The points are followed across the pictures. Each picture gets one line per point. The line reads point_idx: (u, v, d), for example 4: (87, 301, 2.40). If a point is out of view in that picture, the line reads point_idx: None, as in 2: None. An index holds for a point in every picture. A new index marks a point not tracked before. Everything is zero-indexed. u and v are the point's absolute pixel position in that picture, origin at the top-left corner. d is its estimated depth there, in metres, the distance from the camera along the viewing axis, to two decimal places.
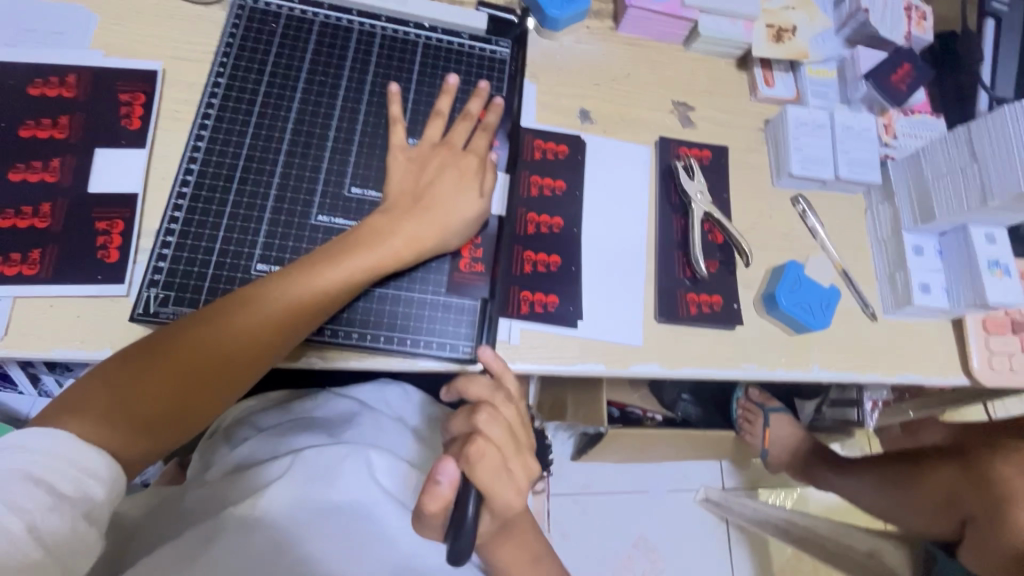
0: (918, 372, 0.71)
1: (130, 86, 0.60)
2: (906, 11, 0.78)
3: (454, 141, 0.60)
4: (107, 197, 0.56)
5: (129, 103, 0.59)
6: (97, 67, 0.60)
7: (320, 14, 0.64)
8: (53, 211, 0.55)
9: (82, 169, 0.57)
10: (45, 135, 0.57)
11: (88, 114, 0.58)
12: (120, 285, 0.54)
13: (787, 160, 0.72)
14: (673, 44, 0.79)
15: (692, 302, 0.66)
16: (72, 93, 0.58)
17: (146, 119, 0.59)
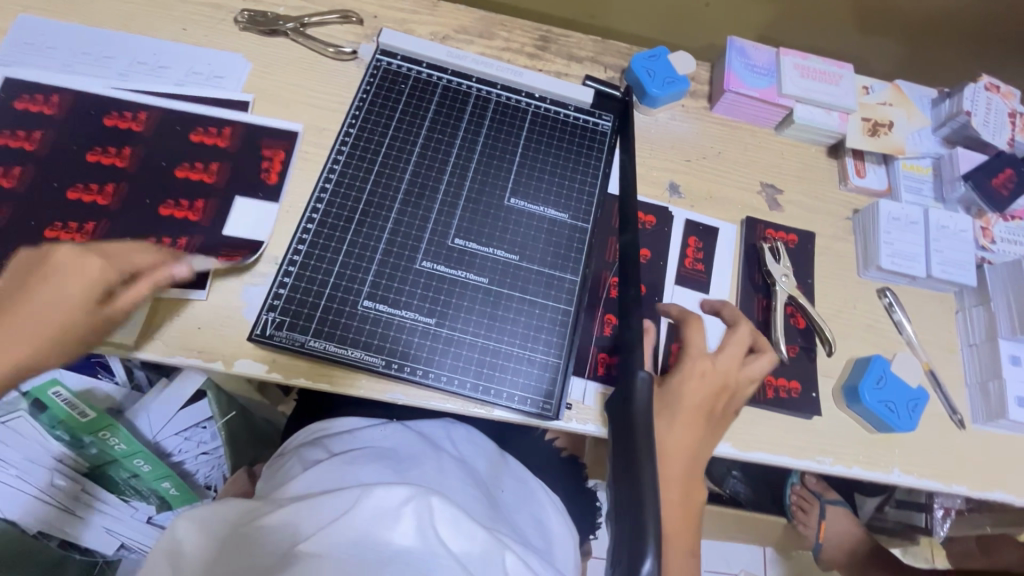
0: (1010, 491, 0.66)
1: (274, 143, 0.67)
2: (1011, 116, 0.78)
3: None
4: (236, 240, 0.62)
5: (270, 159, 0.66)
6: (249, 123, 0.67)
7: (444, 79, 0.71)
8: (188, 245, 0.60)
9: (220, 212, 0.62)
10: (194, 179, 0.63)
11: (234, 164, 0.65)
12: (239, 315, 0.59)
13: (877, 254, 0.72)
14: (765, 128, 0.81)
15: (770, 385, 0.66)
16: (228, 142, 0.65)
17: (282, 173, 0.66)
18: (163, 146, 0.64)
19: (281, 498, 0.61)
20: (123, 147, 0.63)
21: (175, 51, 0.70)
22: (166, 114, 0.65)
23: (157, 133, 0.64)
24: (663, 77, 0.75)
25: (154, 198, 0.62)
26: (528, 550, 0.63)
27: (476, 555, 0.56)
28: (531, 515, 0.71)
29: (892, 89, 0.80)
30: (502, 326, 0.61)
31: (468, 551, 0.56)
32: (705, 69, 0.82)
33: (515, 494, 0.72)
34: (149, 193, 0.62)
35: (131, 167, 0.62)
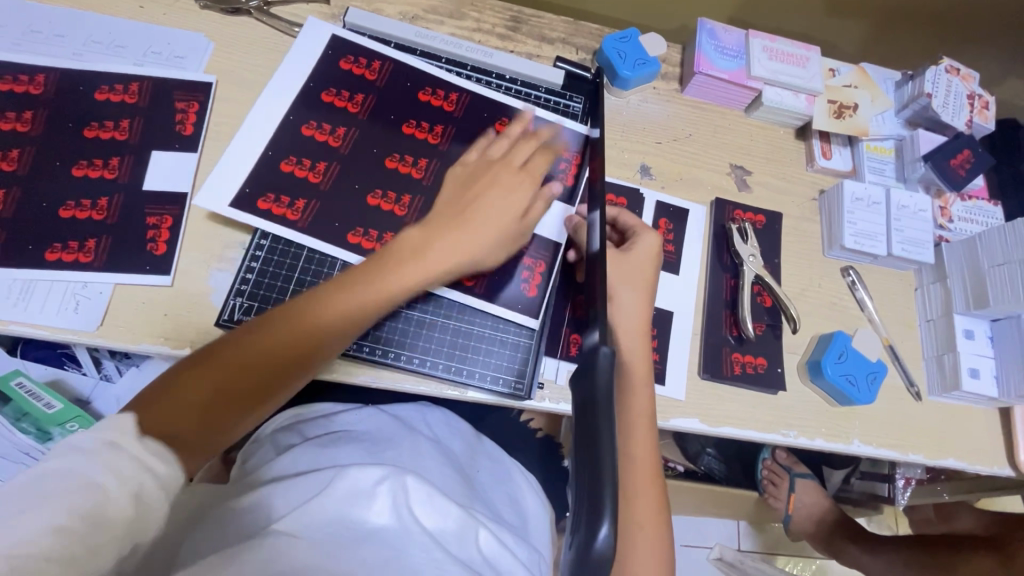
0: (962, 459, 0.70)
1: (185, 95, 0.66)
2: (970, 99, 0.80)
3: (513, 158, 0.64)
4: (160, 195, 0.62)
5: (184, 111, 0.65)
6: (156, 76, 0.66)
7: (413, 59, 0.71)
8: (109, 205, 0.60)
9: (138, 168, 0.62)
10: (352, 182, 0.63)
11: (146, 118, 0.64)
12: (166, 276, 0.59)
13: (840, 233, 0.74)
14: (735, 110, 0.82)
15: (737, 362, 0.68)
16: (195, 119, 0.65)
17: (197, 124, 0.65)
18: (159, 123, 0.64)
19: (254, 483, 0.61)
20: (120, 121, 0.63)
21: (132, 30, 0.68)
22: (276, 90, 0.65)
23: (61, 95, 0.63)
24: (634, 59, 0.75)
25: (343, 222, 0.62)
26: (503, 526, 0.65)
27: (452, 531, 0.57)
28: (507, 494, 0.72)
29: (857, 71, 0.81)
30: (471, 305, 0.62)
31: (443, 528, 0.56)
32: (676, 51, 0.82)
33: (492, 474, 0.73)
34: (341, 214, 0.62)
35: (133, 141, 0.63)
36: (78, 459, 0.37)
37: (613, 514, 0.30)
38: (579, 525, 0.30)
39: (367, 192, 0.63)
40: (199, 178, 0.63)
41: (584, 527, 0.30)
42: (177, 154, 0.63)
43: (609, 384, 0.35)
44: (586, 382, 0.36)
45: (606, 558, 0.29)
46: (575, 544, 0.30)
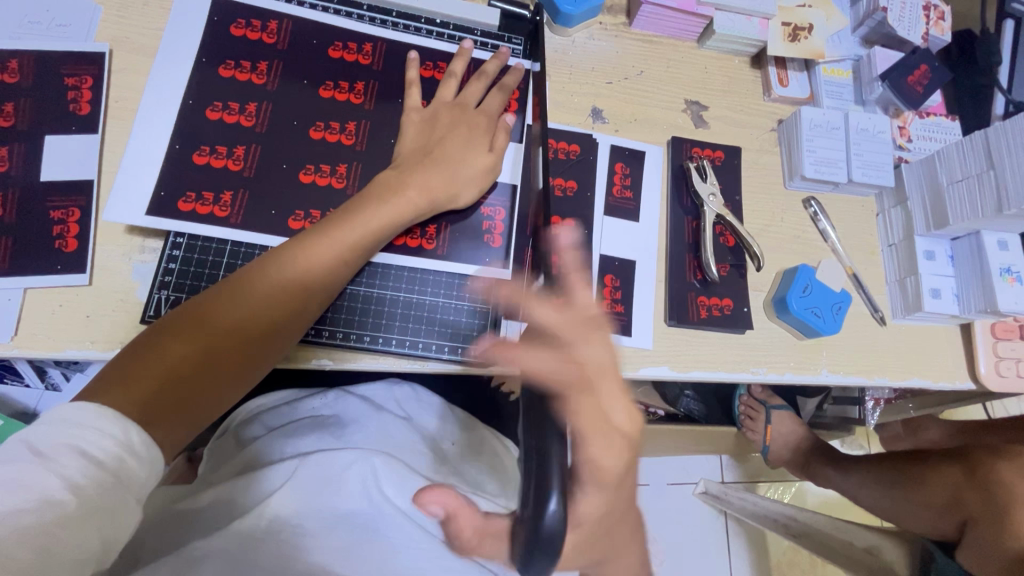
0: (926, 377, 0.71)
1: (76, 69, 0.58)
2: (926, 10, 0.76)
3: (467, 100, 0.63)
4: (62, 185, 0.56)
5: (76, 87, 0.58)
6: (38, 50, 0.58)
7: (330, 8, 0.64)
8: (5, 202, 0.54)
9: (31, 158, 0.55)
10: (282, 162, 0.58)
11: (33, 100, 0.57)
12: (82, 274, 0.54)
13: (800, 162, 0.71)
14: (687, 41, 0.77)
15: (703, 305, 0.66)
16: (91, 96, 0.58)
17: (95, 102, 0.58)
18: (51, 103, 0.57)
19: (219, 477, 0.58)
20: (2, 105, 0.56)
21: None
22: (179, 56, 0.59)
23: None
24: None
25: (281, 209, 0.57)
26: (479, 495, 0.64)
27: None
28: (487, 462, 0.71)
29: None
30: (428, 269, 0.59)
31: (418, 506, 0.55)
32: None
33: (468, 443, 0.72)
34: (275, 199, 0.57)
35: (21, 127, 0.56)
36: (34, 472, 0.35)
37: (561, 486, 0.29)
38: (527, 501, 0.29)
39: (296, 171, 0.58)
40: (106, 163, 0.57)
41: (531, 503, 0.29)
42: (76, 138, 0.57)
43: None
44: None
45: (557, 531, 0.28)
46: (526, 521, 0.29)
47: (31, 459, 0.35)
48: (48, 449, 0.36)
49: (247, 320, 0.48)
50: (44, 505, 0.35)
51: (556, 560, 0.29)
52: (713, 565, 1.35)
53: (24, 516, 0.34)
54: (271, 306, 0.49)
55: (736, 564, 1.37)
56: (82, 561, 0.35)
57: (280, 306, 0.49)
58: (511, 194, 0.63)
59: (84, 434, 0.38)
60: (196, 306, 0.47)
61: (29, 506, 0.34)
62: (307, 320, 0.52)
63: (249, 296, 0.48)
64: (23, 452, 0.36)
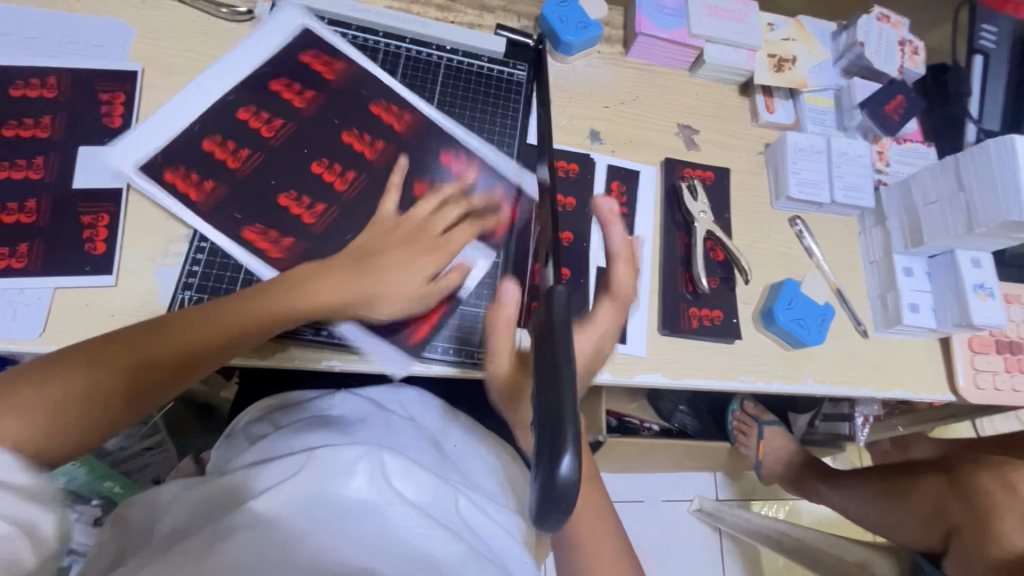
0: (908, 388, 0.74)
1: (110, 86, 0.62)
2: (900, 45, 0.82)
3: (466, 144, 0.66)
4: (93, 192, 0.59)
5: (110, 102, 0.62)
6: (76, 68, 0.62)
7: (349, 35, 0.70)
8: (39, 207, 0.57)
9: (66, 166, 0.59)
10: (299, 169, 0.62)
11: (69, 114, 0.61)
12: (109, 275, 0.57)
13: (786, 183, 0.76)
14: (680, 70, 0.82)
15: (694, 316, 0.70)
16: (123, 110, 0.62)
17: (126, 117, 0.62)
18: (85, 116, 0.61)
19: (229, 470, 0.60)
20: (40, 117, 0.60)
21: (44, 19, 0.64)
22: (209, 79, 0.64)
23: None
24: (576, 23, 0.74)
25: (295, 215, 0.61)
26: (481, 494, 0.65)
27: (432, 501, 0.57)
28: (486, 464, 0.72)
29: (793, 24, 0.82)
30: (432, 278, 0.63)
31: (423, 498, 0.57)
32: (617, 13, 0.82)
33: (468, 445, 0.74)
34: (290, 206, 0.61)
35: (57, 139, 0.60)
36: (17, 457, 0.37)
37: (575, 442, 0.30)
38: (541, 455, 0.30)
39: (312, 178, 0.62)
40: (134, 172, 0.61)
41: (544, 455, 0.30)
42: (108, 149, 0.61)
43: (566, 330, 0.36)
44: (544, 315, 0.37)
45: (571, 480, 0.29)
46: (538, 475, 0.30)
47: None
48: None
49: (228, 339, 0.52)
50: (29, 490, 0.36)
51: (568, 518, 0.30)
52: None
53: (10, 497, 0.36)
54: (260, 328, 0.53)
55: None
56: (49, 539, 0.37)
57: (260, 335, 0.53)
58: (514, 206, 0.67)
59: None
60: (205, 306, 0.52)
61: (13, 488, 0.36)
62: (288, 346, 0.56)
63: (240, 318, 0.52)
64: None
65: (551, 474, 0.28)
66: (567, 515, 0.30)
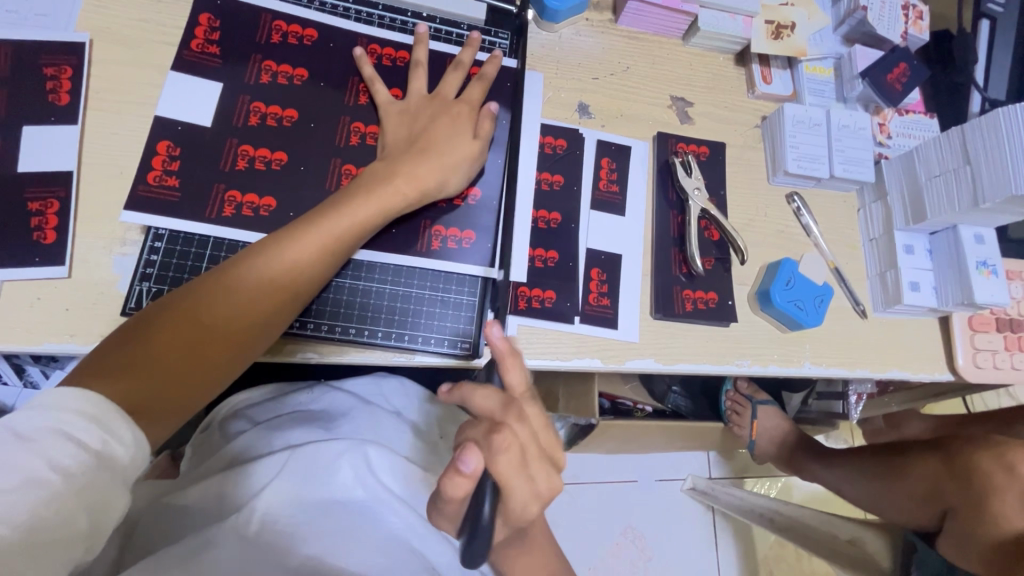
0: (906, 370, 0.72)
1: (55, 59, 0.57)
2: (904, 10, 0.78)
3: (447, 91, 0.62)
4: (40, 176, 0.55)
5: (55, 78, 0.57)
6: (17, 39, 0.57)
7: (316, 1, 0.64)
8: None
9: (9, 148, 0.55)
10: (260, 159, 0.58)
11: (10, 90, 0.56)
12: (60, 266, 0.53)
13: (783, 158, 0.73)
14: (672, 38, 0.78)
15: (688, 299, 0.67)
16: (70, 86, 0.57)
17: (75, 93, 0.57)
18: (28, 94, 0.56)
19: (206, 470, 0.58)
20: None
21: None
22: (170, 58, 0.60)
23: None
24: None
25: (267, 198, 0.57)
26: None
27: (419, 497, 0.56)
28: None
29: None
30: (413, 266, 0.59)
31: (411, 494, 0.55)
32: None
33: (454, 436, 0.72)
34: (265, 187, 0.58)
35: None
36: (19, 454, 0.35)
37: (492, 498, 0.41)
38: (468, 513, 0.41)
39: (274, 166, 0.58)
40: (87, 154, 0.56)
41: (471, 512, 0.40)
42: (56, 129, 0.56)
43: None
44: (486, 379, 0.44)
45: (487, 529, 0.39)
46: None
47: (14, 442, 0.35)
48: (29, 431, 0.36)
49: (234, 317, 0.47)
50: (32, 487, 0.35)
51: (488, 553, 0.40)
52: (702, 560, 1.36)
53: (10, 499, 0.34)
54: (263, 288, 0.49)
55: (724, 559, 1.38)
56: (66, 543, 0.35)
57: (263, 304, 0.49)
58: (500, 180, 0.64)
59: (71, 419, 0.37)
60: (200, 285, 0.48)
61: (13, 486, 0.34)
62: (300, 302, 0.51)
63: (234, 292, 0.48)
64: (3, 435, 0.35)
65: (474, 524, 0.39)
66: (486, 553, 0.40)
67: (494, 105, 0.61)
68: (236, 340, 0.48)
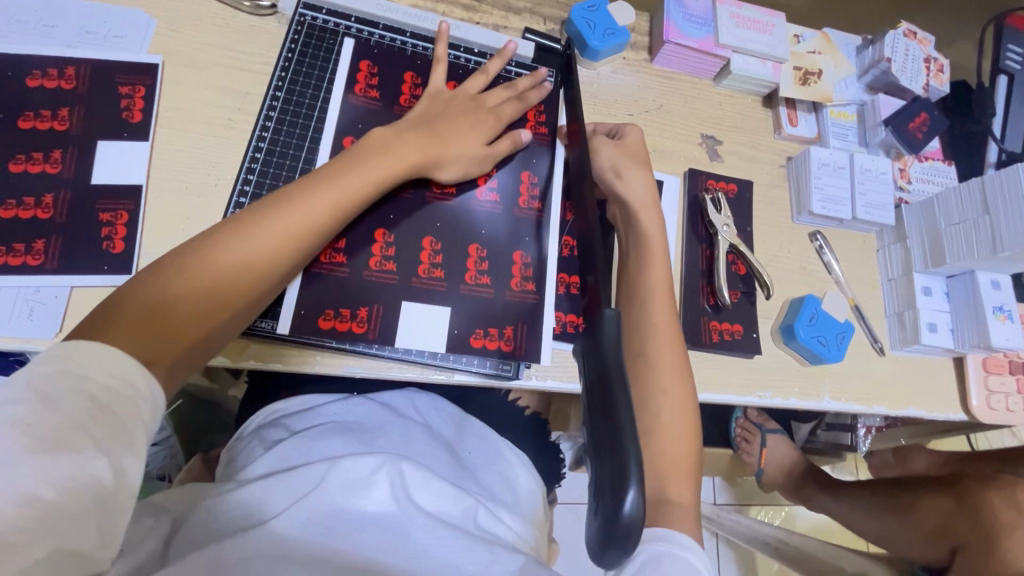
0: (921, 408, 0.74)
1: (130, 79, 0.61)
2: (926, 62, 0.82)
3: (487, 102, 0.66)
4: (111, 189, 0.58)
5: (129, 96, 0.60)
6: (95, 59, 0.60)
7: (376, 34, 0.67)
8: (56, 202, 0.56)
9: (84, 161, 0.58)
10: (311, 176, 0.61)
11: (87, 106, 0.59)
12: (127, 275, 0.56)
13: (809, 199, 0.76)
14: (704, 79, 0.82)
15: (714, 330, 0.70)
16: (142, 105, 0.61)
17: (146, 111, 0.61)
18: (103, 110, 0.60)
19: (243, 478, 0.59)
20: (57, 109, 0.58)
21: (62, 7, 0.62)
22: (236, 82, 0.64)
23: None
24: (603, 29, 0.73)
25: None
26: (496, 503, 0.65)
27: (453, 510, 0.58)
28: (500, 473, 0.72)
29: (819, 36, 0.82)
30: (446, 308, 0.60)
31: (444, 508, 0.57)
32: (643, 19, 0.81)
33: (482, 453, 0.73)
34: None
35: (76, 132, 0.58)
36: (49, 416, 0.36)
37: (638, 476, 0.30)
38: (604, 490, 0.31)
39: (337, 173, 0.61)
40: (155, 169, 0.60)
41: (608, 495, 0.30)
42: (127, 144, 0.59)
43: (619, 363, 0.35)
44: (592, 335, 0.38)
45: (637, 520, 0.29)
46: (602, 510, 0.31)
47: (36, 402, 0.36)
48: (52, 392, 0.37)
49: (241, 265, 0.48)
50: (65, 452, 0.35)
51: (629, 553, 0.31)
52: None
53: (50, 458, 0.34)
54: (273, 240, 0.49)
55: None
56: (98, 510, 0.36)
57: (275, 253, 0.50)
58: (541, 206, 0.66)
59: (90, 376, 0.39)
60: (208, 239, 0.48)
61: (49, 448, 0.35)
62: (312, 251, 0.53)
63: (240, 242, 0.48)
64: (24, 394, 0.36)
65: (615, 512, 0.29)
66: (627, 552, 0.31)
67: (526, 135, 0.66)
68: (243, 293, 0.49)
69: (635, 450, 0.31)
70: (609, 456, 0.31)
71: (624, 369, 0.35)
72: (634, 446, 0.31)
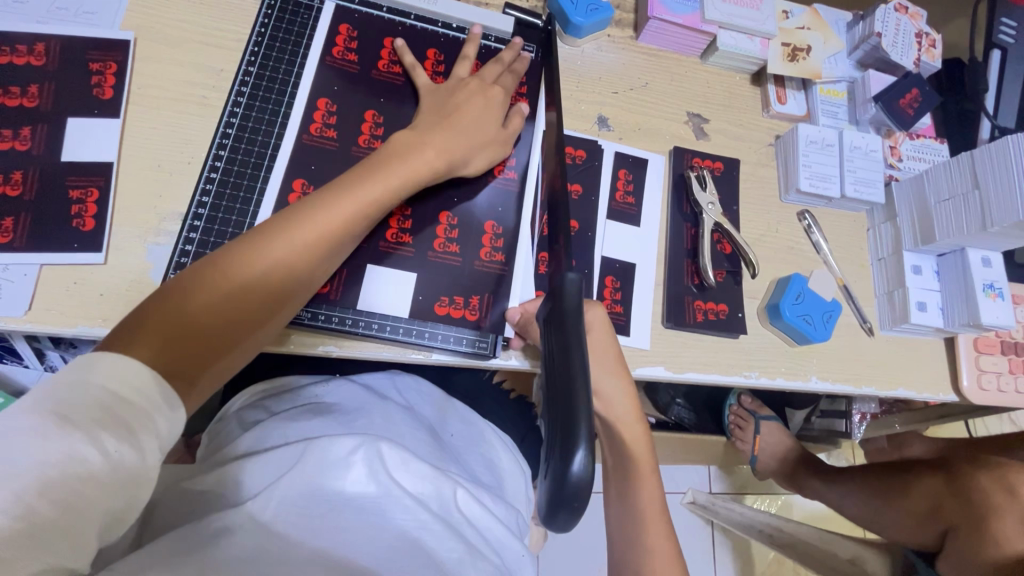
0: (911, 388, 0.73)
1: (101, 55, 0.60)
2: (918, 37, 0.80)
3: (483, 78, 0.64)
4: (81, 166, 0.57)
5: (101, 72, 0.59)
6: (65, 35, 0.59)
7: (351, 10, 0.66)
8: (25, 179, 0.55)
9: (54, 138, 0.57)
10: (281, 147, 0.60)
11: (56, 82, 0.58)
12: (97, 252, 0.55)
13: (796, 177, 0.74)
14: (691, 57, 0.80)
15: (699, 309, 0.69)
16: (114, 82, 0.60)
17: (118, 88, 0.60)
18: (74, 87, 0.59)
19: (221, 458, 0.58)
20: (26, 86, 0.57)
21: None
22: (209, 59, 0.63)
23: None
24: (586, 4, 0.71)
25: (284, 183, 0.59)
26: (479, 486, 0.64)
27: (430, 491, 0.56)
28: (483, 456, 0.71)
29: (809, 13, 0.80)
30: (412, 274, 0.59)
31: (423, 490, 0.56)
32: None
33: (465, 436, 0.73)
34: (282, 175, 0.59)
35: (45, 109, 0.57)
36: (56, 434, 0.35)
37: (590, 441, 0.30)
38: (553, 452, 0.31)
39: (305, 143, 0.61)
40: (127, 146, 0.59)
41: (558, 456, 0.30)
42: (98, 121, 0.58)
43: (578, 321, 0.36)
44: (556, 301, 0.37)
45: (584, 483, 0.29)
46: (551, 472, 0.31)
47: (48, 414, 0.35)
48: (65, 403, 0.36)
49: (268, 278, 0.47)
50: (69, 463, 0.35)
51: (577, 517, 0.31)
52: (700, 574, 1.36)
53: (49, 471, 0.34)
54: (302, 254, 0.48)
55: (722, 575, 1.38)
56: (100, 520, 0.36)
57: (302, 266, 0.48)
58: (520, 185, 0.65)
59: (102, 380, 0.38)
60: (237, 250, 0.47)
61: (54, 461, 0.34)
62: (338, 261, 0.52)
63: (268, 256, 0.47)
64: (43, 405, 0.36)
65: (564, 473, 0.29)
66: (576, 515, 0.31)
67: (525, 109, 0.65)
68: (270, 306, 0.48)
69: (588, 418, 0.30)
70: (557, 432, 0.31)
71: (585, 336, 0.35)
72: (587, 414, 0.31)
